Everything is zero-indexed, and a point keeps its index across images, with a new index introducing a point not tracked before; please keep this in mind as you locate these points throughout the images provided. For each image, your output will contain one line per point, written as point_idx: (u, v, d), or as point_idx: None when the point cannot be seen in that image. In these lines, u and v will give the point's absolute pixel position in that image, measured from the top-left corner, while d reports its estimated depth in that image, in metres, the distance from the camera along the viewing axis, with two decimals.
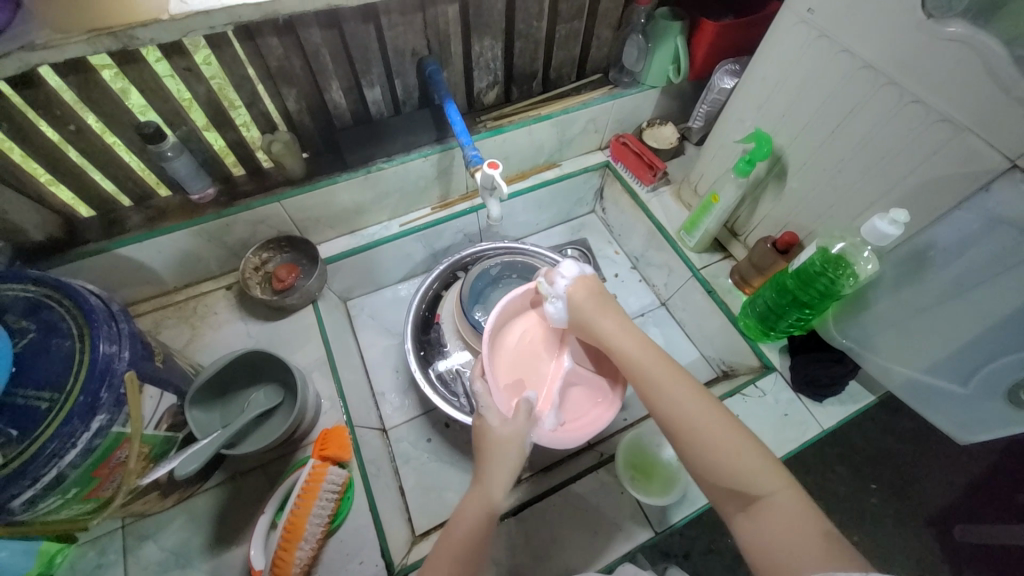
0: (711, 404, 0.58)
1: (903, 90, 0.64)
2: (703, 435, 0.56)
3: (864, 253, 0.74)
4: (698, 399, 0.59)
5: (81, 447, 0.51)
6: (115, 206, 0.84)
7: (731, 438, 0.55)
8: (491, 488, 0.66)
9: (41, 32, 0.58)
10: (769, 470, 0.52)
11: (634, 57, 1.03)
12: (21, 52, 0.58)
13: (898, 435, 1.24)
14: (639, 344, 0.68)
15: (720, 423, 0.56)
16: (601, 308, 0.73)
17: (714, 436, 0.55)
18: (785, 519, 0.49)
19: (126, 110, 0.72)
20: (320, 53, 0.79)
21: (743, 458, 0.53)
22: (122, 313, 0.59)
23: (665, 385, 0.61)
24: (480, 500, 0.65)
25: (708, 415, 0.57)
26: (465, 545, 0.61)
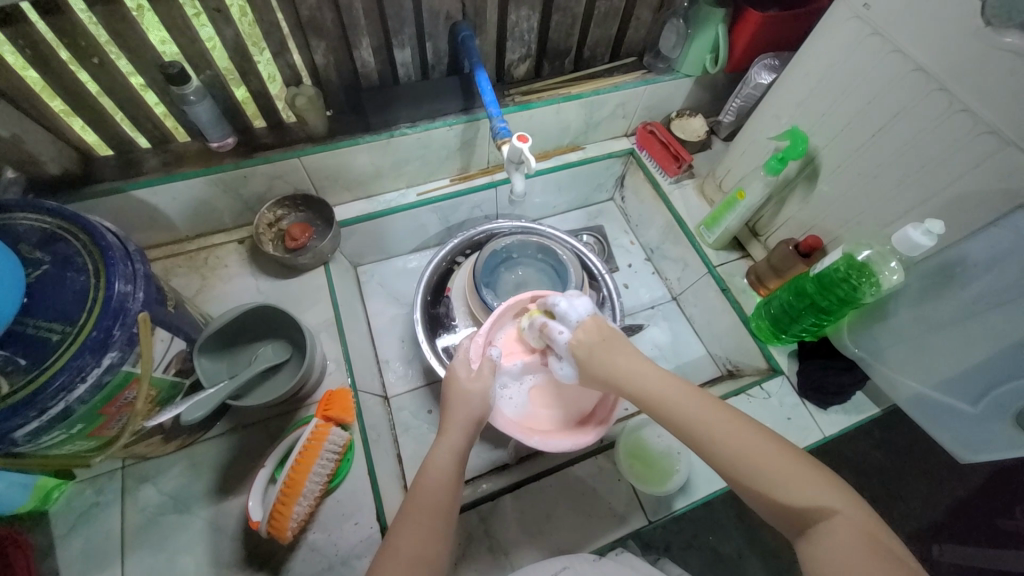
0: (749, 427, 0.54)
1: (952, 98, 0.62)
2: (750, 468, 0.52)
3: (890, 263, 0.73)
4: (737, 424, 0.54)
5: (90, 383, 0.50)
6: (132, 146, 0.82)
7: (782, 461, 0.51)
8: (456, 441, 0.65)
9: None
10: (823, 487, 0.49)
11: (671, 42, 1.00)
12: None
13: (891, 450, 1.24)
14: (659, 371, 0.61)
15: (754, 441, 0.53)
16: (607, 346, 0.66)
17: (762, 463, 0.51)
18: (850, 542, 0.46)
19: (151, 47, 0.70)
20: (353, 7, 0.76)
21: (795, 482, 0.50)
22: (138, 254, 0.58)
23: (696, 412, 0.56)
24: (446, 449, 0.64)
25: (747, 441, 0.53)
26: (434, 494, 0.59)
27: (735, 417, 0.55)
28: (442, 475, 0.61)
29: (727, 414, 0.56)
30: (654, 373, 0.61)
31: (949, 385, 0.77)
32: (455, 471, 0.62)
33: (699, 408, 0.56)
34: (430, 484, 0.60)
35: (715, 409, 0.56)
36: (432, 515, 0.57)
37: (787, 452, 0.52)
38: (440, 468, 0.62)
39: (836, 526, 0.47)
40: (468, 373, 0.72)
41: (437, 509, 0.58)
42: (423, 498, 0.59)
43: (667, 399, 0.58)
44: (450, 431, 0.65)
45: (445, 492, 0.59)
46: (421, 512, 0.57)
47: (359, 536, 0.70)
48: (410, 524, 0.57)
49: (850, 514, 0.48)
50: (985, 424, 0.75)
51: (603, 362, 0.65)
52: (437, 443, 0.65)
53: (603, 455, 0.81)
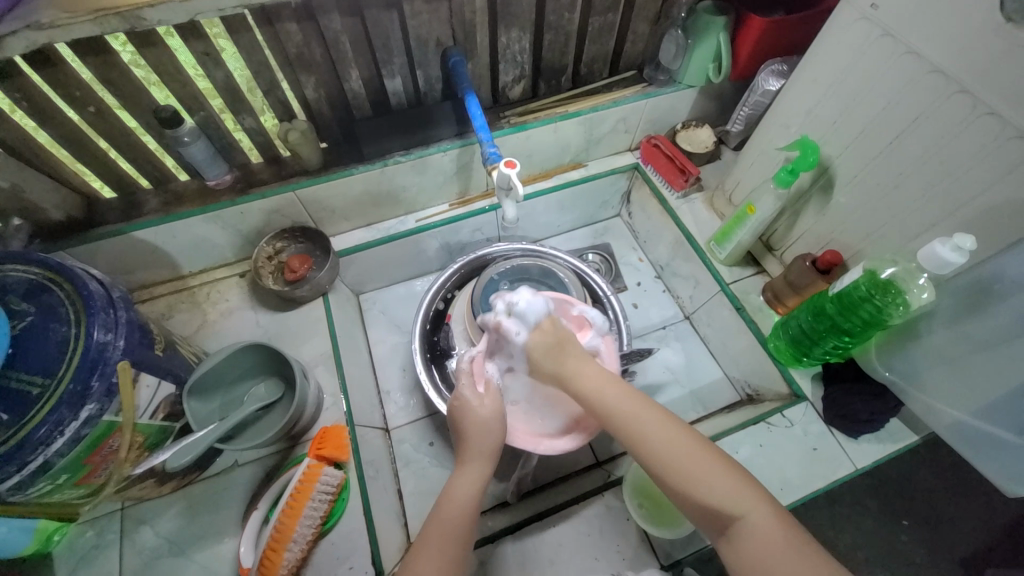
0: (680, 430, 0.56)
1: (977, 100, 0.56)
2: (680, 466, 0.54)
3: (919, 280, 0.66)
4: (669, 429, 0.56)
5: (68, 436, 0.50)
6: (136, 188, 0.84)
7: (711, 467, 0.53)
8: (473, 477, 0.63)
9: (47, 10, 0.56)
10: (742, 485, 0.52)
11: (671, 53, 0.96)
12: (27, 31, 0.55)
13: (939, 472, 1.13)
14: (600, 371, 0.62)
15: (685, 449, 0.55)
16: (558, 342, 0.64)
17: (692, 464, 0.54)
18: (769, 537, 0.49)
19: (145, 92, 0.72)
20: (340, 41, 0.76)
21: (716, 479, 0.53)
22: (122, 300, 0.58)
23: (627, 410, 0.58)
24: (469, 479, 0.62)
25: (682, 446, 0.55)
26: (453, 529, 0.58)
27: (668, 420, 0.57)
28: (467, 505, 0.60)
29: (655, 416, 0.57)
30: (600, 376, 0.61)
31: (992, 412, 0.69)
32: (475, 500, 0.61)
33: (634, 410, 0.58)
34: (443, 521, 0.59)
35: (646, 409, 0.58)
36: (454, 544, 0.58)
37: (706, 450, 0.55)
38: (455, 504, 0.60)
39: (752, 521, 0.51)
40: (476, 395, 0.68)
41: (450, 537, 0.58)
42: (444, 526, 0.58)
43: (603, 395, 0.60)
44: (467, 460, 0.64)
45: (463, 518, 0.59)
46: (443, 543, 0.57)
47: None
48: (428, 557, 0.56)
49: (767, 506, 0.51)
50: None
51: (554, 362, 0.63)
52: (458, 471, 0.63)
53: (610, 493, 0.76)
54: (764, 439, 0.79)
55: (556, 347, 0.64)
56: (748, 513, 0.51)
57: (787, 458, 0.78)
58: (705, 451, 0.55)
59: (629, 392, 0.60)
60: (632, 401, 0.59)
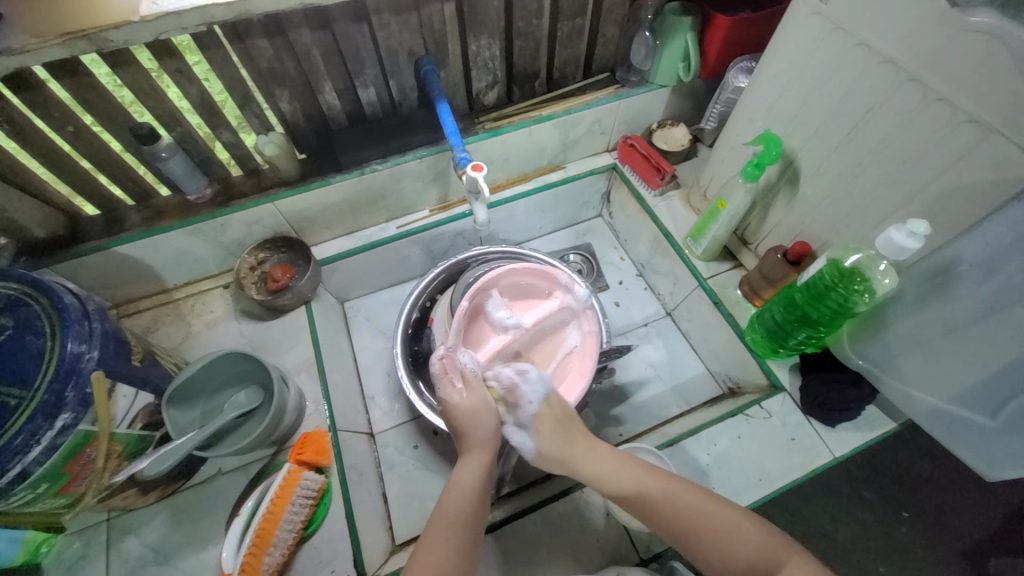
0: (698, 492, 0.62)
1: (926, 88, 0.57)
2: (716, 528, 0.59)
3: (880, 266, 0.67)
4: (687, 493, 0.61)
5: (44, 445, 0.51)
6: (118, 205, 0.86)
7: (735, 523, 0.59)
8: (475, 466, 0.66)
9: (17, 36, 0.57)
10: (766, 535, 0.58)
11: (641, 55, 0.98)
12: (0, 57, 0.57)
13: (930, 458, 1.13)
14: (611, 455, 0.67)
15: (707, 509, 0.60)
16: (571, 440, 0.68)
17: (717, 523, 0.59)
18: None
19: (122, 110, 0.74)
20: (312, 54, 0.78)
21: (744, 534, 0.58)
22: (97, 312, 0.59)
23: (647, 484, 0.63)
24: (470, 470, 0.66)
25: (703, 504, 0.60)
26: (461, 515, 0.61)
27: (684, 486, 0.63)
28: (468, 492, 0.63)
29: (680, 487, 0.62)
30: (611, 461, 0.66)
31: (965, 398, 0.70)
32: (479, 485, 0.65)
33: (653, 485, 0.63)
34: (449, 510, 0.62)
35: (670, 483, 0.63)
36: (462, 530, 0.60)
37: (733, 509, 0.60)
38: (461, 492, 0.64)
39: (793, 570, 0.55)
40: (459, 393, 0.71)
41: (462, 524, 0.61)
42: (450, 515, 0.61)
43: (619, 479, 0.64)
44: (466, 458, 0.68)
45: (469, 506, 0.62)
46: (452, 530, 0.60)
47: None
48: (437, 546, 0.59)
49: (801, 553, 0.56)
50: (1008, 439, 0.67)
51: (568, 452, 0.67)
52: (460, 464, 0.68)
53: (591, 489, 0.77)
54: (742, 430, 0.80)
55: (561, 441, 0.68)
56: (789, 561, 0.55)
57: (765, 449, 0.78)
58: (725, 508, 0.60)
59: (652, 470, 0.65)
60: (656, 477, 0.64)
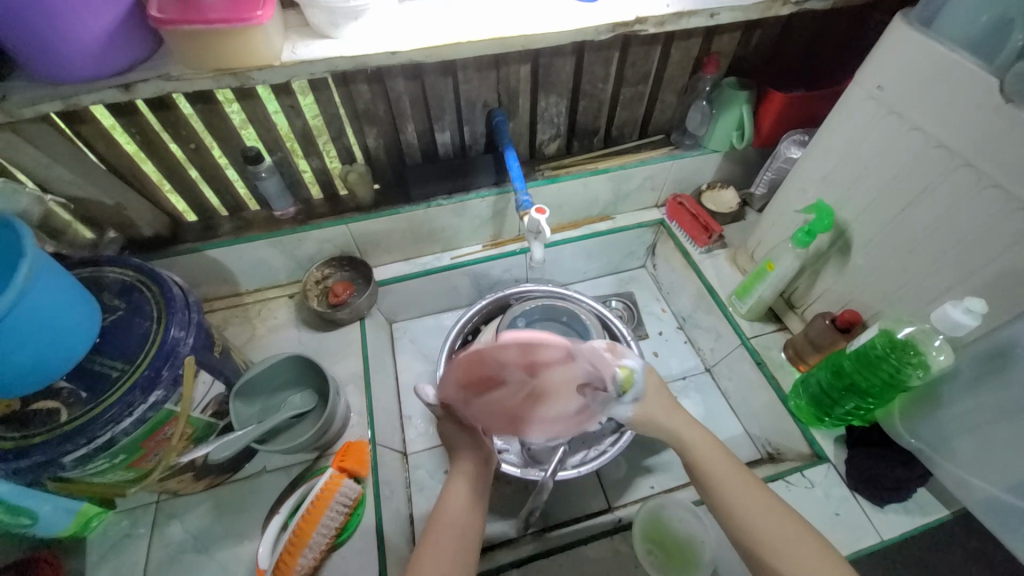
0: (776, 505, 0.60)
1: (980, 173, 0.60)
2: (774, 538, 0.57)
3: (935, 342, 0.68)
4: (763, 501, 0.60)
5: (135, 417, 0.57)
6: (213, 213, 0.97)
7: (809, 551, 0.55)
8: (462, 496, 0.64)
9: (175, 65, 0.68)
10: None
11: (697, 121, 1.05)
12: (157, 81, 0.68)
13: (990, 563, 1.04)
14: (701, 434, 0.67)
15: (784, 525, 0.57)
16: (665, 402, 0.71)
17: (789, 545, 0.56)
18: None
19: (236, 134, 0.85)
20: (402, 99, 0.88)
21: (814, 564, 0.54)
22: (196, 304, 0.66)
23: (727, 472, 0.63)
24: (460, 500, 0.64)
25: (779, 518, 0.58)
26: (455, 544, 0.59)
27: (766, 495, 0.61)
28: (458, 522, 0.61)
29: (757, 492, 0.61)
30: (699, 434, 0.67)
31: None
32: (469, 496, 0.64)
33: (731, 475, 0.63)
34: (442, 536, 0.59)
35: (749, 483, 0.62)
36: (458, 539, 0.59)
37: (799, 529, 0.57)
38: (450, 522, 0.61)
39: None
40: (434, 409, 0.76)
41: (452, 553, 0.58)
42: (447, 519, 0.61)
43: (704, 455, 0.65)
44: (455, 485, 0.66)
45: (461, 517, 0.62)
46: (449, 539, 0.59)
47: None
48: (430, 571, 0.56)
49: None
50: None
51: (660, 411, 0.70)
52: (447, 489, 0.65)
53: (619, 537, 0.76)
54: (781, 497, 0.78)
55: (665, 410, 0.70)
56: None
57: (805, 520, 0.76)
58: (799, 528, 0.57)
59: (734, 463, 0.64)
60: (738, 475, 0.63)
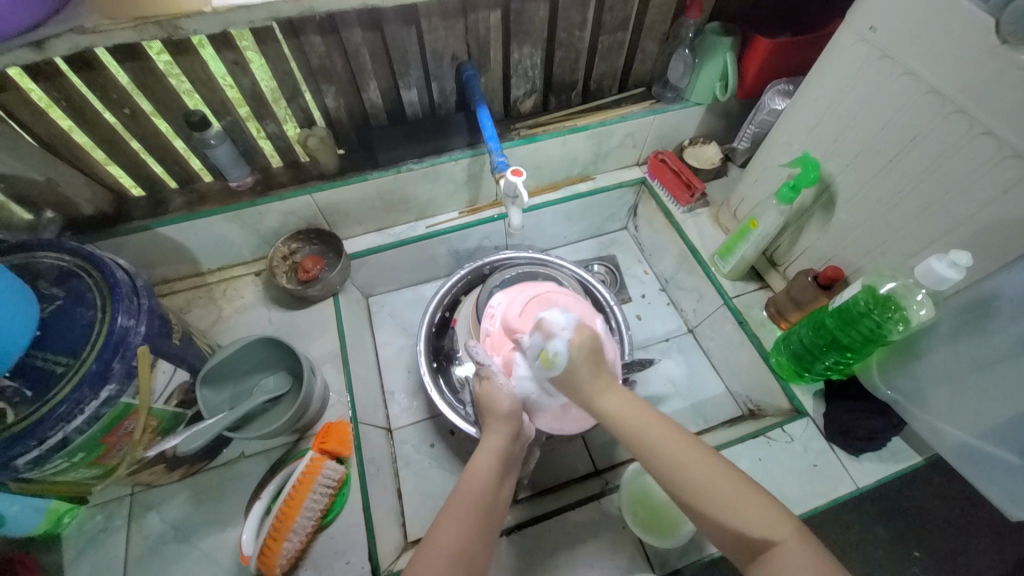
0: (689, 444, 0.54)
1: (972, 120, 0.58)
2: (724, 504, 0.50)
3: (917, 296, 0.68)
4: (685, 447, 0.54)
5: (88, 414, 0.53)
6: (162, 187, 0.89)
7: (734, 491, 0.51)
8: (497, 447, 0.64)
9: (91, 15, 0.60)
10: (767, 511, 0.50)
11: (679, 72, 0.99)
12: (71, 35, 0.59)
13: (950, 497, 1.11)
14: (623, 394, 0.61)
15: (704, 463, 0.52)
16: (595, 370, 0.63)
17: (710, 487, 0.51)
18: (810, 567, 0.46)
19: (177, 97, 0.76)
20: (361, 53, 0.80)
21: (734, 502, 0.50)
22: (145, 289, 0.61)
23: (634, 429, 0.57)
24: (491, 453, 0.64)
25: (696, 459, 0.53)
26: (477, 500, 0.58)
27: (682, 438, 0.55)
28: (482, 480, 0.60)
29: (701, 454, 0.53)
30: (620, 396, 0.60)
31: (995, 434, 0.69)
32: (499, 468, 0.62)
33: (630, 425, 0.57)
34: (468, 491, 0.59)
35: (692, 446, 0.54)
36: (479, 514, 0.57)
37: (746, 485, 0.51)
38: (479, 474, 0.61)
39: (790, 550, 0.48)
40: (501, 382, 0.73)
41: (475, 509, 0.57)
42: (467, 495, 0.58)
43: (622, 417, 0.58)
44: (488, 442, 0.65)
45: (487, 491, 0.59)
46: (467, 515, 0.57)
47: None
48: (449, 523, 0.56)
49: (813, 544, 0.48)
50: None
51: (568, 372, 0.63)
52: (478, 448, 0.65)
53: (606, 500, 0.77)
54: (763, 452, 0.79)
55: (590, 382, 0.62)
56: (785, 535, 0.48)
57: (786, 472, 0.78)
58: (717, 465, 0.52)
59: (654, 416, 0.57)
60: (673, 436, 0.55)
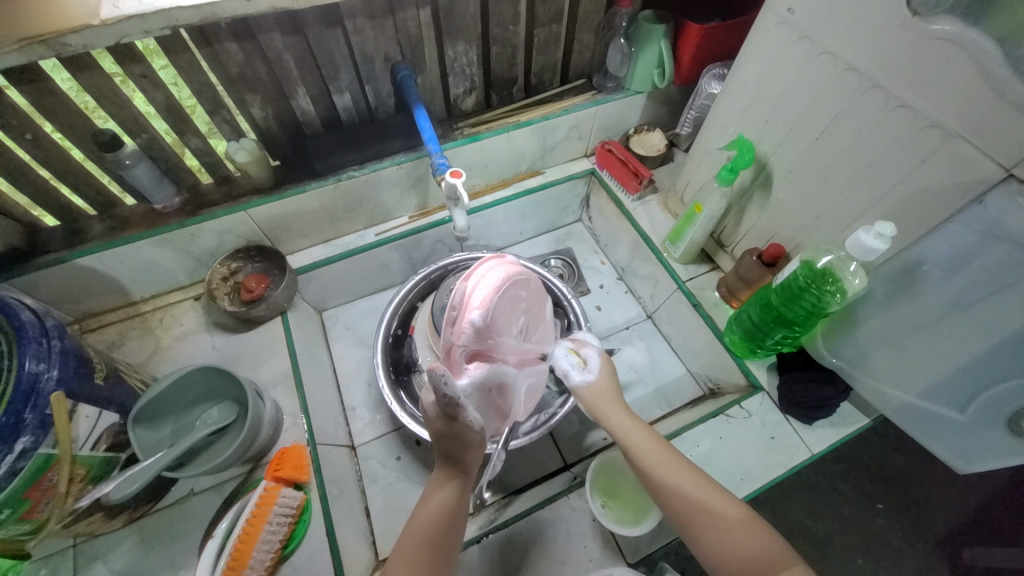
0: (703, 481, 0.62)
1: (888, 94, 0.60)
2: (727, 531, 0.57)
3: (851, 266, 0.69)
4: (701, 483, 0.61)
5: (3, 470, 0.48)
6: (79, 215, 0.82)
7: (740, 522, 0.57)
8: (453, 482, 0.62)
9: None
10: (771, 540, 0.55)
11: (617, 61, 0.99)
12: None
13: (902, 449, 1.17)
14: (646, 432, 0.69)
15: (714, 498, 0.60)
16: (616, 405, 0.73)
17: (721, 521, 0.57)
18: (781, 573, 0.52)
19: (82, 117, 0.71)
20: (284, 58, 0.76)
21: (745, 533, 0.56)
22: (57, 328, 0.57)
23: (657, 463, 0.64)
24: (447, 489, 0.62)
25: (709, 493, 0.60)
26: (431, 534, 0.57)
27: (699, 476, 0.62)
28: (440, 515, 0.59)
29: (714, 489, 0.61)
30: (645, 434, 0.68)
31: (933, 391, 0.72)
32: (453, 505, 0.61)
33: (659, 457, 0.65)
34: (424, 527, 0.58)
35: (705, 484, 0.61)
36: (430, 555, 0.56)
37: (741, 508, 0.59)
38: (439, 511, 0.59)
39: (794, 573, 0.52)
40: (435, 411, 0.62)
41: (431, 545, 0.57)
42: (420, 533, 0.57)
43: (648, 452, 0.66)
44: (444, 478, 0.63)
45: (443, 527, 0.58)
46: (414, 554, 0.56)
47: None
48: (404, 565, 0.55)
49: (803, 567, 0.53)
50: (977, 432, 0.70)
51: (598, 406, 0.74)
52: (432, 484, 0.63)
53: (576, 494, 0.77)
54: (724, 431, 0.81)
55: (609, 400, 0.74)
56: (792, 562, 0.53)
57: (747, 448, 0.80)
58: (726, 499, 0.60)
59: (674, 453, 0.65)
60: (684, 469, 0.63)
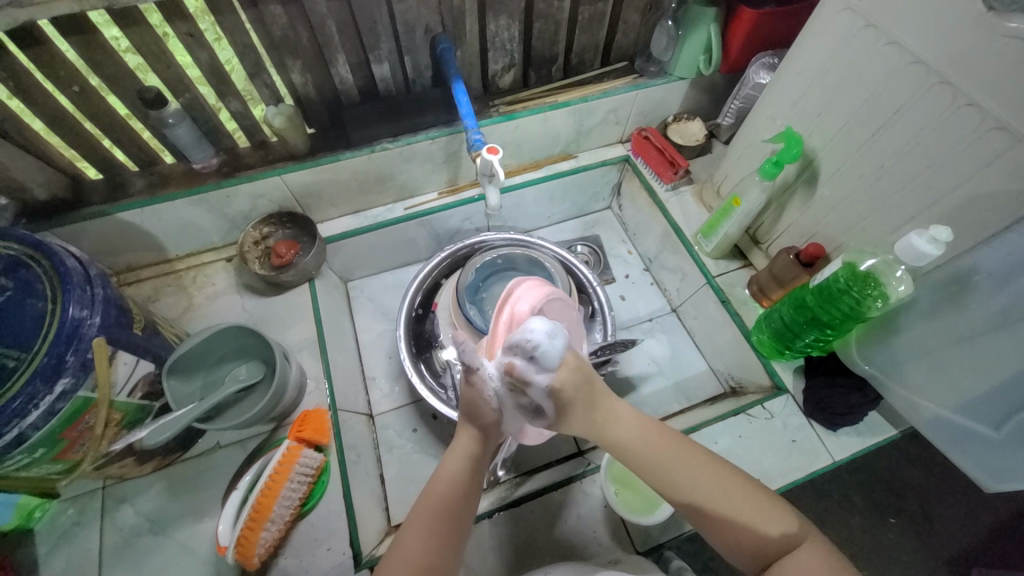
0: (707, 466, 0.56)
1: (956, 91, 0.56)
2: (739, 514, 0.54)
3: (897, 272, 0.67)
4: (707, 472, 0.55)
5: (42, 410, 0.51)
6: (121, 170, 0.84)
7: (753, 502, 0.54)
8: (471, 445, 0.61)
9: None
10: (783, 516, 0.54)
11: (663, 44, 0.96)
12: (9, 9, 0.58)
13: (924, 465, 1.14)
14: (633, 416, 0.59)
15: (720, 483, 0.55)
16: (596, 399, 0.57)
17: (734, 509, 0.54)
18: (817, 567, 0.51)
19: (129, 73, 0.72)
20: (326, 24, 0.76)
21: (757, 514, 0.54)
22: (99, 278, 0.58)
23: (659, 456, 0.56)
24: (462, 457, 0.61)
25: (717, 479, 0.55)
26: (447, 504, 0.58)
27: (703, 462, 0.56)
28: (457, 484, 0.59)
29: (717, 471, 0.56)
30: (633, 426, 0.58)
31: (970, 407, 0.70)
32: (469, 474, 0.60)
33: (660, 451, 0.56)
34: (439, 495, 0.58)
35: (708, 467, 0.56)
36: (447, 521, 0.57)
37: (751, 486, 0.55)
38: (455, 480, 0.59)
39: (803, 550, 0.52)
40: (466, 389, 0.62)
41: (450, 514, 0.57)
42: (437, 505, 0.58)
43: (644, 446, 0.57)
44: (461, 444, 0.62)
45: (460, 496, 0.59)
46: (430, 521, 0.57)
47: (331, 564, 0.68)
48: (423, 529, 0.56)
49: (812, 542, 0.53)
50: (1012, 451, 0.67)
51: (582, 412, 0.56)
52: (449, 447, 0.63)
53: (589, 480, 0.77)
54: (744, 430, 0.80)
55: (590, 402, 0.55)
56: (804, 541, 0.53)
57: (766, 449, 0.78)
58: (734, 484, 0.55)
59: (671, 438, 0.58)
60: (685, 456, 0.57)
